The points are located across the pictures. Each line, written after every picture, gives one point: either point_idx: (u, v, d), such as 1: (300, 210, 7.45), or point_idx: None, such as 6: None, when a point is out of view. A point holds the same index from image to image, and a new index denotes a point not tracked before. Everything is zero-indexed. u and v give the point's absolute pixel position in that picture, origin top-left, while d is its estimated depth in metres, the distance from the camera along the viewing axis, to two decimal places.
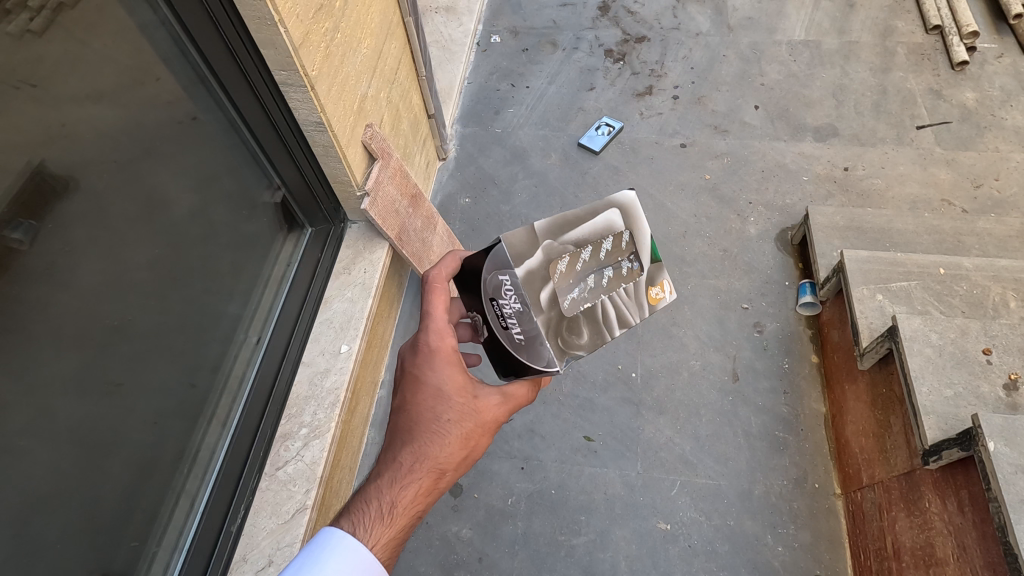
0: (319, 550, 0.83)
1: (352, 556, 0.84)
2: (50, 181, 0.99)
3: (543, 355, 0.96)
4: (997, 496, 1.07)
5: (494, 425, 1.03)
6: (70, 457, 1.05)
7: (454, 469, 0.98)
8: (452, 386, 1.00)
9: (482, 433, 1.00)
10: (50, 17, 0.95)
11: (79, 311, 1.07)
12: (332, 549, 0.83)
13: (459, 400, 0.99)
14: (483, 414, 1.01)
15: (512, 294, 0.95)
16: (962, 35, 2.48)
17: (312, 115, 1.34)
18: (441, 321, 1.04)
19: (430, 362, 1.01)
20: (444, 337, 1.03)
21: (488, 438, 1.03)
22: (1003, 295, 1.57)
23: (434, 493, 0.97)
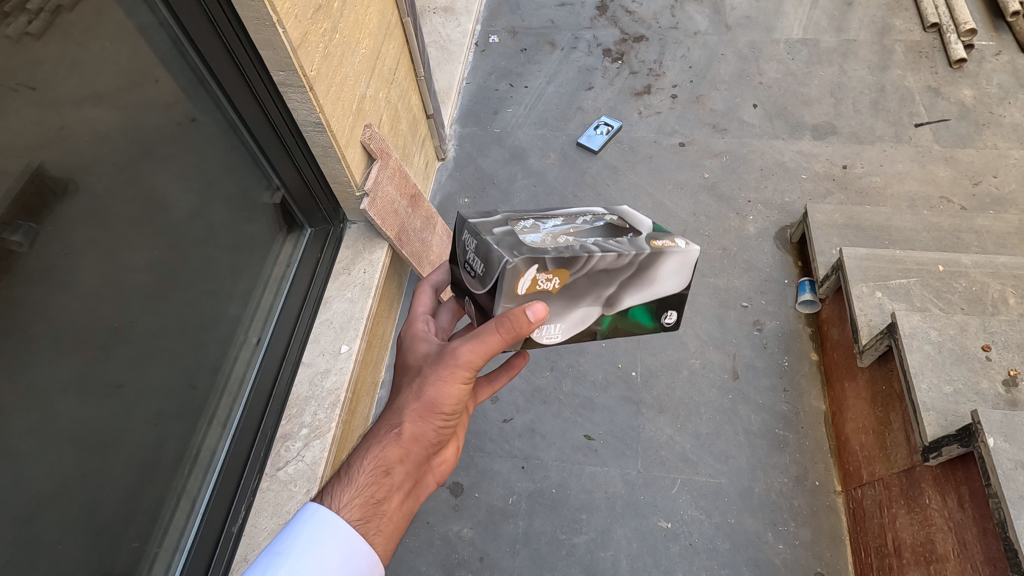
0: (294, 521, 0.91)
1: (320, 525, 0.89)
2: (49, 184, 0.99)
3: (495, 261, 0.83)
4: (997, 492, 1.07)
5: (453, 368, 0.92)
6: (70, 459, 1.05)
7: (414, 424, 0.95)
8: (414, 354, 1.02)
9: (435, 379, 0.92)
10: (48, 20, 0.96)
11: (80, 312, 1.07)
12: (305, 521, 0.90)
13: (415, 363, 0.99)
14: (437, 361, 0.93)
15: (468, 235, 0.92)
16: (960, 32, 2.48)
17: (311, 116, 1.34)
18: (418, 312, 1.12)
19: (402, 344, 1.07)
20: (414, 323, 1.09)
21: (450, 384, 0.93)
22: (1002, 292, 1.58)
23: (401, 452, 0.95)
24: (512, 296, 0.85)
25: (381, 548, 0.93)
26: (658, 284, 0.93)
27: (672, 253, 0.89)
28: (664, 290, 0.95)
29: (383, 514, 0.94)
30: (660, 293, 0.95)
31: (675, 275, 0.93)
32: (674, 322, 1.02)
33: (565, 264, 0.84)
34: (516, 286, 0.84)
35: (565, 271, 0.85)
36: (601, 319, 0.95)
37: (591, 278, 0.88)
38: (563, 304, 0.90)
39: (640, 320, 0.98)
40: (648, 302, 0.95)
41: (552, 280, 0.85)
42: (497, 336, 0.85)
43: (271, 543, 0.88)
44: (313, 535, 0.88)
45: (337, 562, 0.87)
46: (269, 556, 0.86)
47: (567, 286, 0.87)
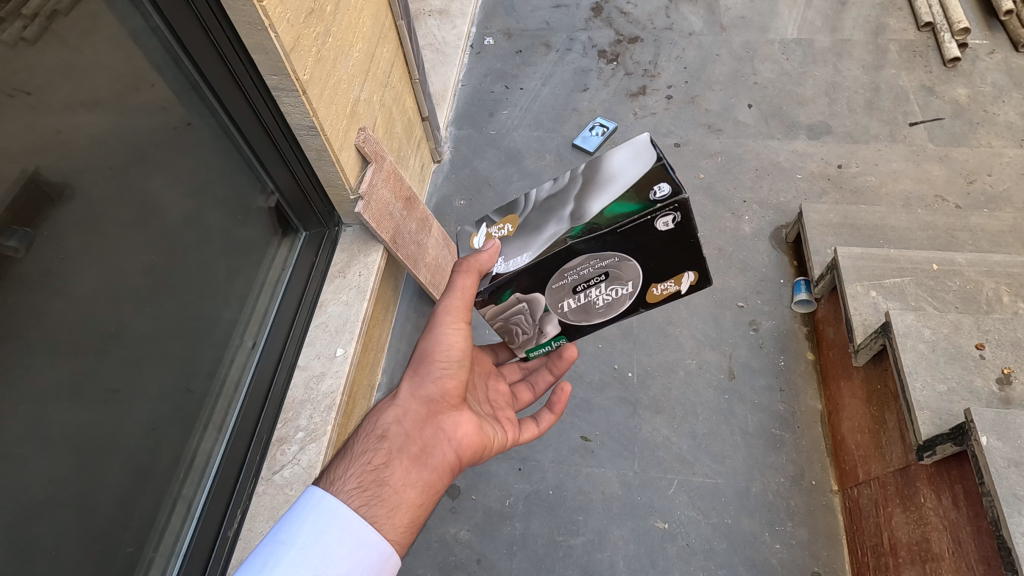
0: (296, 507, 0.91)
1: (322, 514, 0.89)
2: (45, 188, 1.00)
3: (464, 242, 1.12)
4: (990, 490, 1.08)
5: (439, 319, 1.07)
6: (66, 464, 1.05)
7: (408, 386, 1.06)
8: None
9: (427, 333, 1.08)
10: (43, 25, 0.96)
11: (75, 318, 1.07)
12: (308, 509, 0.90)
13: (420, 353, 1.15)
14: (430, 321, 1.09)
15: None
16: (953, 31, 2.48)
17: (305, 119, 1.34)
18: None
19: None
20: None
21: (439, 332, 1.07)
22: (996, 290, 1.58)
23: (398, 414, 1.03)
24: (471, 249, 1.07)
25: (379, 514, 0.92)
26: (617, 171, 0.98)
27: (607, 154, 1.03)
28: (628, 177, 0.95)
29: (383, 477, 0.96)
30: (626, 180, 0.95)
31: (629, 162, 0.97)
32: (671, 191, 0.89)
33: (511, 214, 1.07)
34: (472, 243, 1.08)
35: (513, 216, 1.06)
36: (572, 228, 0.94)
37: (540, 208, 1.04)
38: (526, 237, 1.00)
39: (624, 210, 0.91)
40: (617, 195, 0.94)
41: (504, 226, 1.06)
42: (464, 274, 1.00)
43: (275, 530, 0.88)
44: (314, 524, 0.88)
45: (337, 541, 0.87)
46: (269, 543, 0.86)
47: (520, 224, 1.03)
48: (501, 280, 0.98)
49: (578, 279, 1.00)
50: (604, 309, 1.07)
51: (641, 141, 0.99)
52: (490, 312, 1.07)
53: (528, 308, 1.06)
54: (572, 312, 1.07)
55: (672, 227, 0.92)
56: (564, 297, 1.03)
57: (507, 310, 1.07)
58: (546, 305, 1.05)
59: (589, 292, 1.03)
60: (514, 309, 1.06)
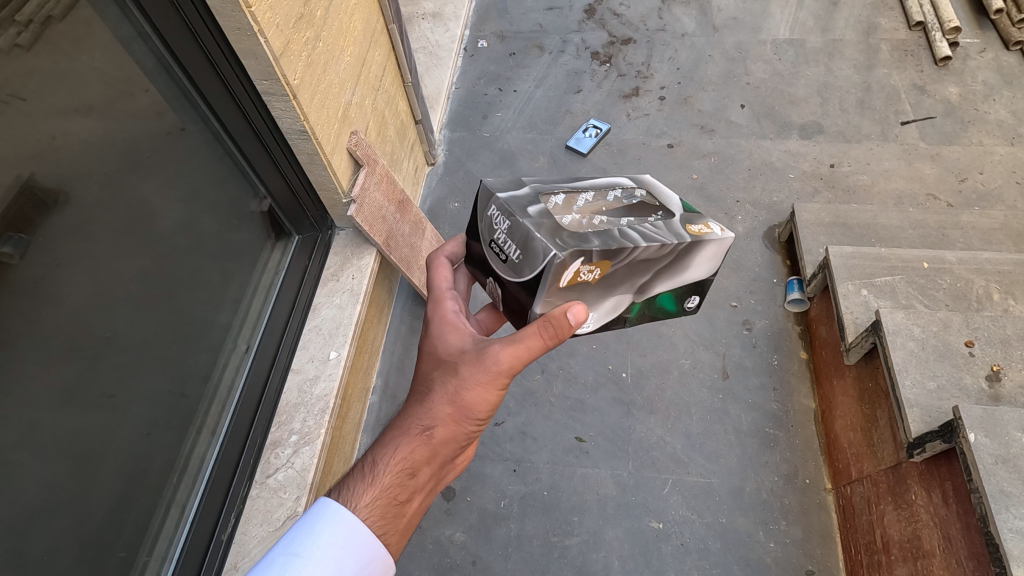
0: (306, 518, 0.87)
1: (336, 527, 0.86)
2: (40, 195, 1.00)
3: (537, 252, 0.81)
4: (978, 487, 1.08)
5: (491, 374, 0.90)
6: (60, 469, 1.05)
7: (444, 427, 0.93)
8: (443, 346, 0.98)
9: (469, 382, 0.91)
10: (37, 32, 0.96)
11: (69, 324, 1.07)
12: (318, 522, 0.86)
13: (448, 358, 0.95)
14: (476, 367, 0.91)
15: (500, 217, 0.89)
16: (944, 30, 2.49)
17: (296, 124, 1.35)
18: (442, 287, 1.06)
19: (429, 327, 1.03)
20: (443, 301, 1.04)
21: (493, 389, 0.91)
22: (987, 288, 1.59)
23: (429, 455, 0.93)
24: (557, 287, 0.83)
25: (393, 543, 0.92)
26: (691, 268, 0.97)
27: (707, 242, 0.93)
28: (689, 277, 0.99)
29: (403, 511, 0.93)
30: (689, 280, 0.99)
31: (702, 264, 0.98)
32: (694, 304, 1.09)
33: (613, 257, 0.83)
34: (559, 281, 0.82)
35: (608, 263, 0.84)
36: (632, 308, 0.99)
37: (631, 268, 0.88)
38: (601, 292, 0.90)
39: (665, 303, 1.04)
40: (674, 289, 0.99)
41: (595, 271, 0.84)
42: (533, 336, 0.87)
43: (285, 540, 0.84)
44: (328, 537, 0.84)
45: (352, 562, 0.84)
46: (279, 555, 0.82)
47: (605, 277, 0.87)
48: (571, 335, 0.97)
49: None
50: None
51: (722, 245, 0.96)
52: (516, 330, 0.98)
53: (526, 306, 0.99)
54: None
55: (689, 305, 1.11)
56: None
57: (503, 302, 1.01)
58: None
59: None
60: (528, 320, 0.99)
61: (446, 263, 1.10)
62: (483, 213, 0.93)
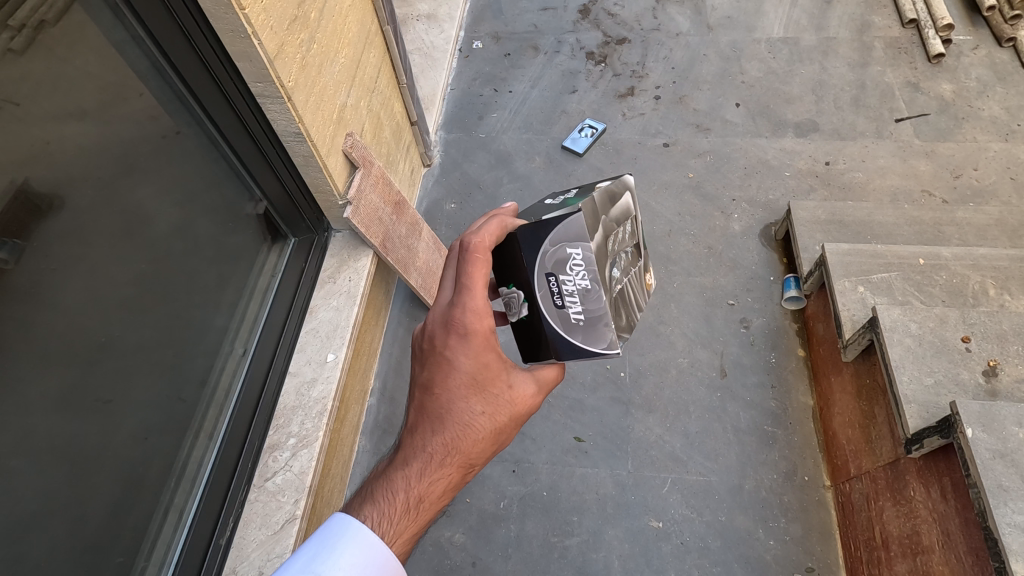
0: (324, 533, 0.79)
1: (363, 546, 0.78)
2: (35, 200, 1.00)
3: (600, 333, 0.90)
4: (976, 482, 1.08)
5: (526, 412, 0.97)
6: (57, 476, 1.04)
7: (481, 458, 0.94)
8: (489, 375, 0.91)
9: (519, 413, 0.95)
10: (31, 36, 0.96)
11: (65, 330, 1.07)
12: (337, 537, 0.78)
13: (496, 392, 0.92)
14: (527, 399, 0.95)
15: (580, 267, 0.89)
16: (938, 27, 2.50)
17: (291, 126, 1.34)
18: (481, 295, 0.90)
19: (462, 345, 0.90)
20: (483, 317, 0.90)
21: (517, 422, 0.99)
22: (982, 283, 1.60)
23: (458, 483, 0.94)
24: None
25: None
26: None
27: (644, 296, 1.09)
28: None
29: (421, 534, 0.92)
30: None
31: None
32: None
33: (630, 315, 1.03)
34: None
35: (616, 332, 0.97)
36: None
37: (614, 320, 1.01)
38: None
39: None
40: None
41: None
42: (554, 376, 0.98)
43: (307, 556, 0.76)
44: (352, 556, 0.77)
45: None
46: (299, 570, 0.74)
47: None
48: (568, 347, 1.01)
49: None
50: None
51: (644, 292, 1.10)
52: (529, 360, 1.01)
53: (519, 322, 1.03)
54: None
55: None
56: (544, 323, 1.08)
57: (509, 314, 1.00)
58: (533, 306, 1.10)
59: None
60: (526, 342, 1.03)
61: (488, 260, 0.92)
62: (559, 243, 0.90)
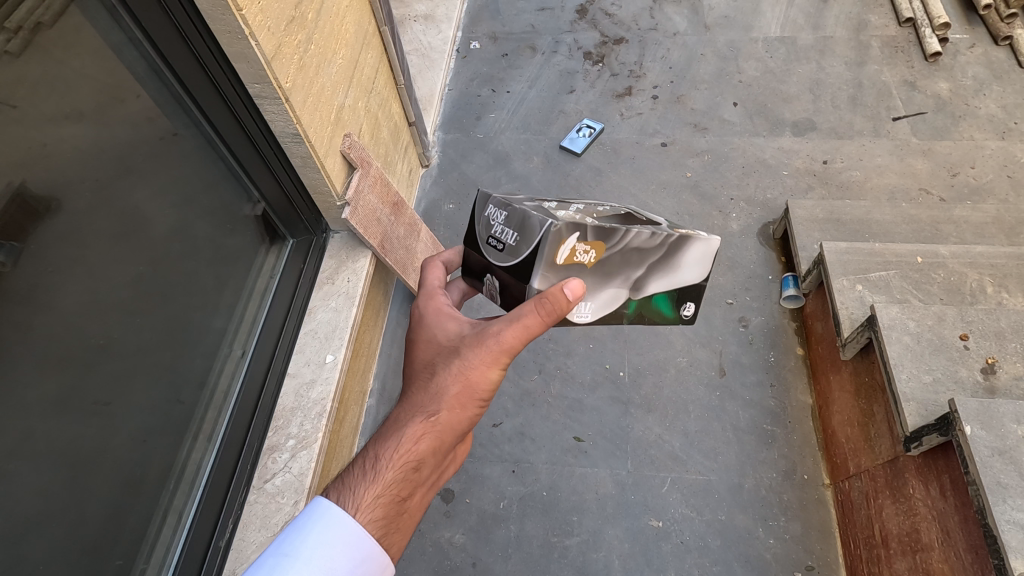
0: (299, 519, 0.83)
1: (330, 523, 0.82)
2: (32, 203, 1.00)
3: (537, 224, 0.85)
4: (975, 479, 1.09)
5: (495, 352, 0.91)
6: (56, 478, 1.04)
7: (451, 411, 0.91)
8: (442, 333, 0.99)
9: (483, 357, 0.91)
10: (27, 38, 0.96)
11: (63, 332, 1.07)
12: (311, 522, 0.82)
13: (448, 343, 0.97)
14: (487, 341, 0.91)
15: (497, 210, 0.91)
16: (934, 26, 2.50)
17: (289, 127, 1.34)
18: (433, 287, 1.10)
19: (422, 320, 1.05)
20: (435, 298, 1.07)
21: (494, 369, 0.93)
22: (980, 282, 1.60)
23: (433, 444, 0.91)
24: (550, 265, 0.87)
25: (396, 544, 0.90)
26: (680, 271, 0.96)
27: (697, 239, 0.92)
28: (686, 279, 0.98)
29: (404, 508, 0.90)
30: (684, 282, 0.99)
31: (697, 264, 0.96)
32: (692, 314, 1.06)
33: (605, 236, 0.87)
34: (555, 253, 0.86)
35: (598, 246, 0.88)
36: (629, 303, 0.98)
37: (625, 256, 0.91)
38: (596, 279, 0.93)
39: (661, 308, 1.02)
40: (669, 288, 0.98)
41: (590, 252, 0.88)
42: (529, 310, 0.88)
43: (277, 540, 0.80)
44: (320, 535, 0.80)
45: (346, 566, 0.80)
46: (270, 556, 0.78)
47: (600, 262, 0.90)
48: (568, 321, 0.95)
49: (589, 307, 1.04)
50: None
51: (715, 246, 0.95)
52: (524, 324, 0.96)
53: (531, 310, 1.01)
54: None
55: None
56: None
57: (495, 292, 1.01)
58: None
59: None
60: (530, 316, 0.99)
61: (439, 268, 1.15)
62: (481, 216, 0.94)
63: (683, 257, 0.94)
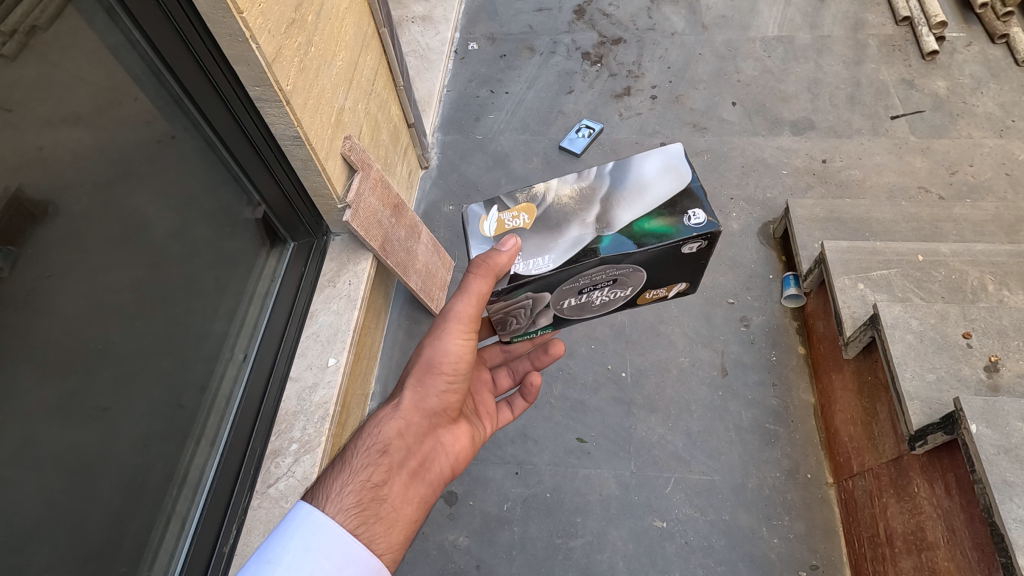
0: (283, 523, 0.90)
1: (311, 529, 0.88)
2: (29, 207, 0.99)
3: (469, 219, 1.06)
4: (981, 478, 1.09)
5: (447, 330, 1.04)
6: (58, 483, 1.04)
7: (411, 391, 1.05)
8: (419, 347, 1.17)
9: (433, 337, 1.06)
10: (23, 42, 0.95)
11: (62, 336, 1.06)
12: (295, 526, 0.88)
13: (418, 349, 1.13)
14: (436, 323, 1.06)
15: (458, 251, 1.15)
16: (931, 25, 2.51)
17: (289, 130, 1.33)
18: None
19: None
20: None
21: (446, 343, 1.05)
22: (981, 279, 1.60)
23: (399, 426, 1.03)
24: (483, 238, 1.00)
25: (379, 536, 0.94)
26: (645, 189, 1.02)
27: (635, 162, 1.05)
28: (658, 194, 1.01)
29: (380, 493, 0.97)
30: (659, 198, 1.00)
31: (660, 176, 1.02)
32: (704, 222, 0.96)
33: (527, 202, 1.04)
34: (482, 229, 1.02)
35: (528, 206, 1.03)
36: (601, 238, 0.96)
37: (562, 204, 1.02)
38: (546, 234, 0.98)
39: (659, 232, 0.96)
40: (648, 210, 0.99)
41: (519, 216, 1.02)
42: (478, 277, 0.94)
43: (261, 548, 0.86)
44: (304, 540, 0.87)
45: (331, 570, 0.85)
46: (255, 561, 0.85)
47: (538, 219, 1.01)
48: (520, 279, 0.95)
49: (588, 283, 1.03)
50: (599, 306, 1.13)
51: (670, 156, 1.04)
52: (495, 307, 1.03)
53: (531, 303, 1.05)
54: (570, 308, 1.10)
55: (693, 250, 1.00)
56: (569, 296, 1.06)
57: (509, 305, 1.04)
58: (550, 302, 1.05)
59: (592, 294, 1.07)
60: (519, 302, 1.03)
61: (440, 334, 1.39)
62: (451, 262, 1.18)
63: (635, 179, 1.03)
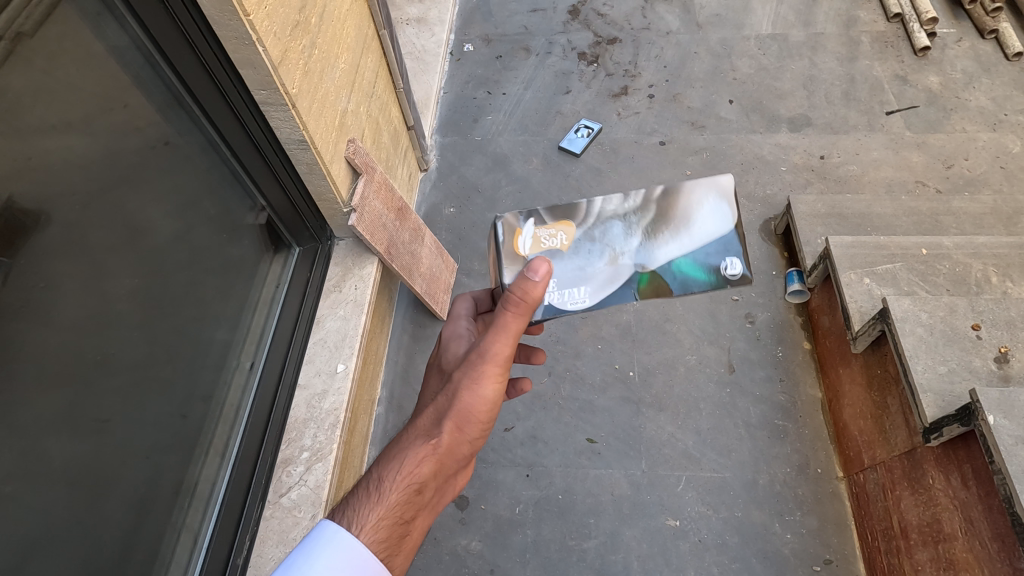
0: (307, 541, 0.85)
1: (338, 549, 0.84)
2: (22, 216, 0.95)
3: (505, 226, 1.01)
4: (1001, 468, 1.09)
5: (487, 365, 0.92)
6: (60, 500, 1.01)
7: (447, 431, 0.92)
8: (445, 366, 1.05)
9: (471, 377, 0.93)
10: (8, 48, 0.90)
11: (60, 347, 1.02)
12: (320, 544, 0.85)
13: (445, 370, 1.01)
14: (472, 362, 0.93)
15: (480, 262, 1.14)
16: (922, 21, 2.54)
17: (295, 133, 1.32)
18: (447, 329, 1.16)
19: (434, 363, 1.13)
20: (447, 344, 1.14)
21: (484, 382, 0.93)
22: (984, 271, 1.62)
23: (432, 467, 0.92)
24: (517, 258, 0.96)
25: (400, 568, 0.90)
26: (690, 227, 0.94)
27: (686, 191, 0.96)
28: (704, 236, 0.93)
29: (406, 530, 0.91)
30: (701, 240, 0.93)
31: (710, 217, 0.94)
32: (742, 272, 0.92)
33: (565, 219, 0.97)
34: (517, 246, 0.97)
35: (567, 223, 0.97)
36: (638, 276, 0.93)
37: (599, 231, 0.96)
38: (576, 267, 0.95)
39: (699, 277, 0.93)
40: (689, 251, 0.93)
41: (556, 235, 0.97)
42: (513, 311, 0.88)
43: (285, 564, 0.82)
44: (328, 560, 0.83)
45: None
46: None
47: (573, 246, 0.96)
48: (556, 313, 0.94)
49: None
50: None
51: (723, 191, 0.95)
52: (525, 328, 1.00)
53: None
54: None
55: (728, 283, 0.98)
56: None
57: None
58: None
59: None
60: None
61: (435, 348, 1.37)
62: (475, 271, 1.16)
63: (683, 212, 0.95)
